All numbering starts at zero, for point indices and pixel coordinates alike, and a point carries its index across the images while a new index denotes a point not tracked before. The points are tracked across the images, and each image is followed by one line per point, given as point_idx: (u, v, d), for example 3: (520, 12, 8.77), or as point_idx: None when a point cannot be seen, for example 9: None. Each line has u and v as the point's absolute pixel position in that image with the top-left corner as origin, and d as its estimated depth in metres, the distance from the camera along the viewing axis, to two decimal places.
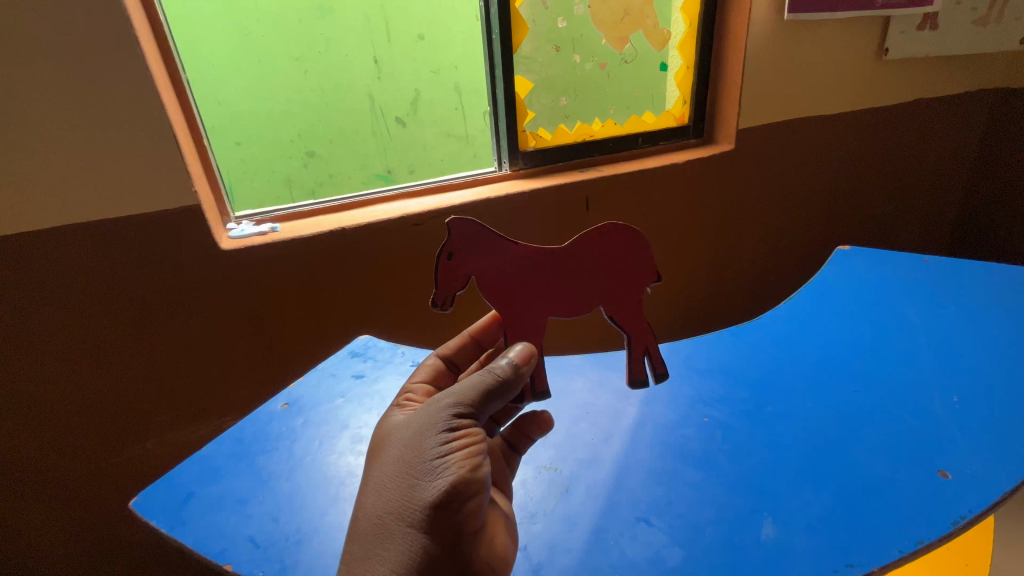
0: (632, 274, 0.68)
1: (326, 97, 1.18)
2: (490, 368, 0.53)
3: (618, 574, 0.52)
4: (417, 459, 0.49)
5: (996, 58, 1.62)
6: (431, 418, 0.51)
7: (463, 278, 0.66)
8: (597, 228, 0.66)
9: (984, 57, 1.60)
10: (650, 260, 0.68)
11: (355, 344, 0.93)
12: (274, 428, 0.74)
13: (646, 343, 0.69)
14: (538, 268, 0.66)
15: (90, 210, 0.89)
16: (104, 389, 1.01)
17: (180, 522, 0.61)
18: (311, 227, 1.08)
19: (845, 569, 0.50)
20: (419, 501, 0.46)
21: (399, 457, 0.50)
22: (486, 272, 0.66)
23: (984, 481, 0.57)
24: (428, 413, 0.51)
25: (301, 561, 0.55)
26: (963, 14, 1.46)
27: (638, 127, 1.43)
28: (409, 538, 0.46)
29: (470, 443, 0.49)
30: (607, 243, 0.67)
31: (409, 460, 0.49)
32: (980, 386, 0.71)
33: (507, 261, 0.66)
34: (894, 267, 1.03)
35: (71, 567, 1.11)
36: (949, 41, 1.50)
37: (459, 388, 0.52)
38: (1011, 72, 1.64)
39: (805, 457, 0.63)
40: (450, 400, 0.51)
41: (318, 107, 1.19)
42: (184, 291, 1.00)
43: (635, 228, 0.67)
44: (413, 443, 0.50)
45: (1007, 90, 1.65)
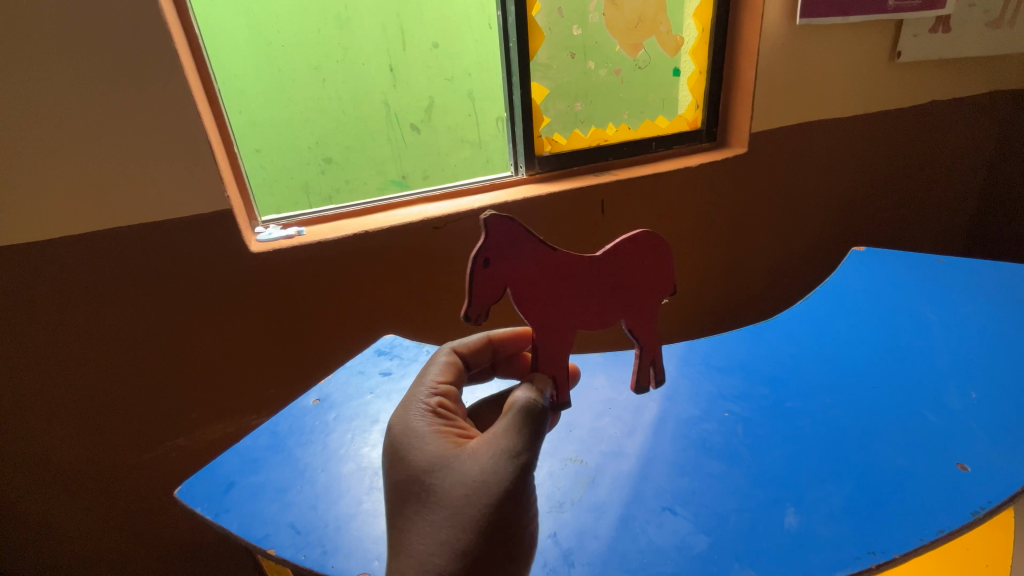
0: (651, 286, 0.68)
1: (347, 105, 1.23)
2: (534, 400, 0.54)
3: (646, 558, 0.54)
4: (498, 521, 0.47)
5: (1009, 58, 1.62)
6: (510, 476, 0.49)
7: (499, 291, 0.61)
8: (627, 237, 0.65)
9: (997, 58, 1.60)
10: (666, 274, 0.68)
11: (380, 343, 0.96)
12: (307, 422, 0.77)
13: (655, 354, 0.69)
14: (572, 276, 0.64)
15: (127, 214, 0.93)
16: (137, 388, 1.04)
17: (224, 509, 0.64)
18: (336, 231, 1.12)
19: (867, 556, 0.52)
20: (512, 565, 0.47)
21: (479, 520, 0.47)
22: (524, 283, 0.62)
23: (1003, 472, 0.59)
24: (509, 470, 0.49)
25: (341, 546, 0.58)
26: (976, 16, 1.47)
27: (650, 132, 1.46)
28: None
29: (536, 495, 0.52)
30: (634, 252, 0.66)
31: (495, 522, 0.47)
32: (997, 380, 0.73)
33: (544, 270, 0.63)
34: (911, 267, 1.04)
35: (104, 560, 1.15)
36: (963, 42, 1.51)
37: (531, 442, 0.51)
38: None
39: (826, 450, 0.65)
40: (523, 450, 0.51)
41: (339, 115, 1.23)
42: (214, 292, 1.03)
43: (658, 239, 0.66)
44: (488, 503, 0.48)
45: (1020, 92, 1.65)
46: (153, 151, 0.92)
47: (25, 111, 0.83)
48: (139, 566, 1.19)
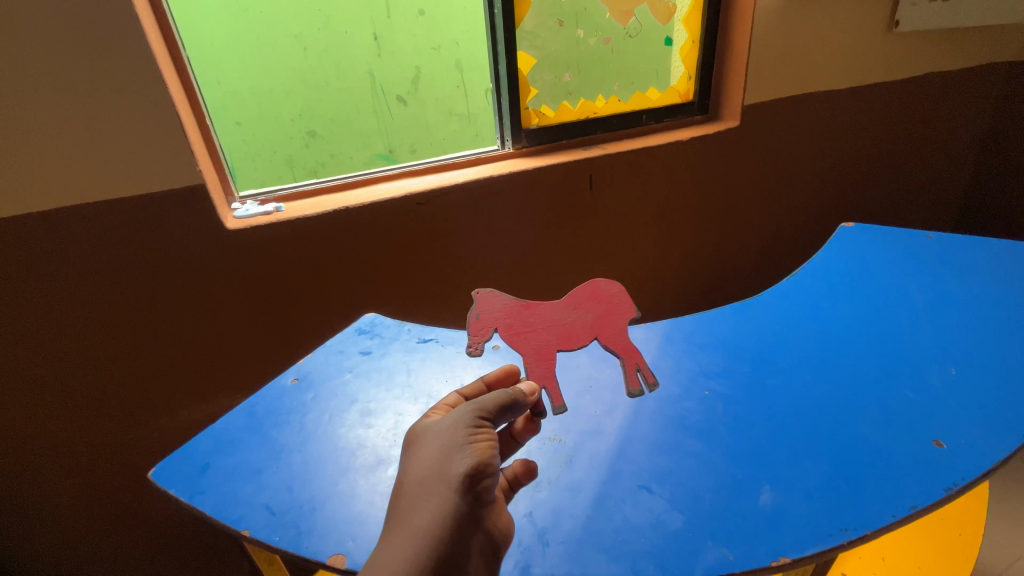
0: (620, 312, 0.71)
1: (328, 76, 1.18)
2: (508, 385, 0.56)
3: (621, 537, 0.53)
4: (446, 431, 0.49)
5: (1008, 28, 1.59)
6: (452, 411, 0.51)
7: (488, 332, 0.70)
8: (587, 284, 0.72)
9: (997, 28, 1.57)
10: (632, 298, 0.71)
11: (361, 322, 0.94)
12: (285, 402, 0.76)
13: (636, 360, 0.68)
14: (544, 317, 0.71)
15: (96, 191, 0.90)
16: (117, 368, 1.03)
17: (198, 491, 0.63)
18: (315, 207, 1.10)
19: (839, 533, 0.52)
20: (445, 479, 0.45)
21: (419, 442, 0.49)
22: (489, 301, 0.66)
23: (977, 451, 0.59)
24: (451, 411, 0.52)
25: (316, 527, 0.57)
26: None
27: (640, 104, 1.42)
28: (430, 512, 0.44)
29: (490, 437, 0.49)
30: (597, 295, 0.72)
31: (431, 441, 0.49)
32: (979, 360, 0.73)
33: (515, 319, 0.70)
34: (897, 243, 1.03)
35: (91, 537, 1.15)
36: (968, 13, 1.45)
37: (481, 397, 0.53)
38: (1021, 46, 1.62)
39: (803, 428, 0.64)
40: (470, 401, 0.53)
41: (319, 85, 1.18)
42: (190, 269, 1.01)
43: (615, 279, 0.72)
44: (431, 429, 0.50)
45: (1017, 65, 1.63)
46: (120, 123, 0.88)
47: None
48: (129, 547, 1.18)
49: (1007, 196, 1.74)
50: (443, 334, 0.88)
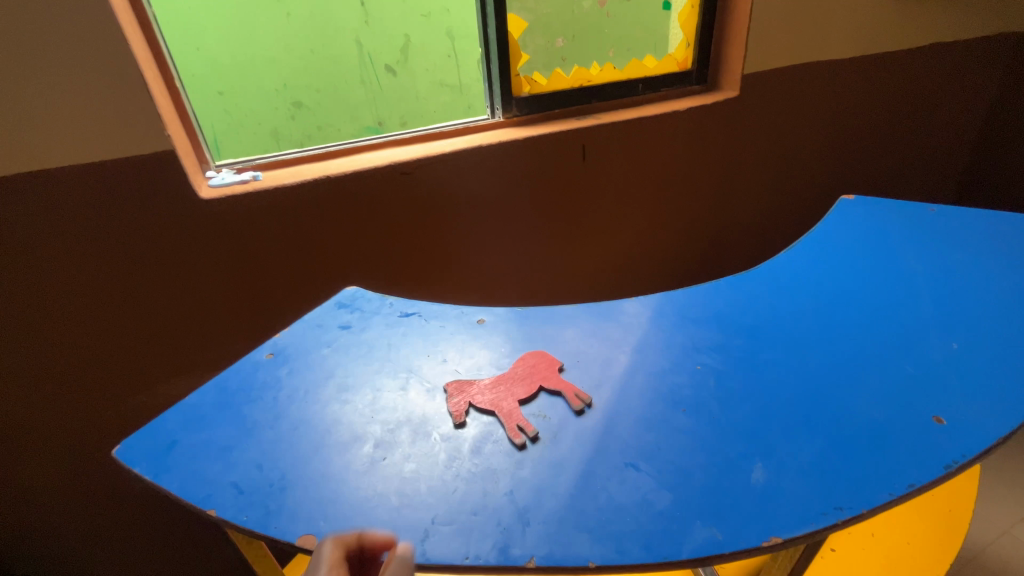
0: None
1: (314, 43, 1.12)
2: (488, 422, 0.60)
3: (607, 517, 0.51)
4: None
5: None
6: None
7: None
8: None
9: None
10: None
11: (341, 295, 0.90)
12: (258, 378, 0.72)
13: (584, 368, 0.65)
14: None
15: (54, 154, 0.84)
16: (90, 343, 0.98)
17: (164, 469, 0.60)
18: (294, 175, 1.05)
19: (833, 512, 0.50)
20: None
21: None
22: None
23: (976, 427, 0.57)
24: None
25: (285, 506, 0.54)
26: None
27: (637, 73, 1.36)
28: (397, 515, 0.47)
29: None
30: None
31: None
32: (981, 334, 0.70)
33: None
34: (899, 216, 0.99)
35: (68, 521, 1.10)
36: None
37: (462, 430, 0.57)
38: None
39: (798, 403, 0.62)
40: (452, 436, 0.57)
41: (305, 53, 1.13)
42: (162, 240, 0.96)
43: None
44: None
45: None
46: (78, 79, 0.81)
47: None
48: (108, 529, 1.14)
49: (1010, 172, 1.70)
50: (426, 308, 0.85)
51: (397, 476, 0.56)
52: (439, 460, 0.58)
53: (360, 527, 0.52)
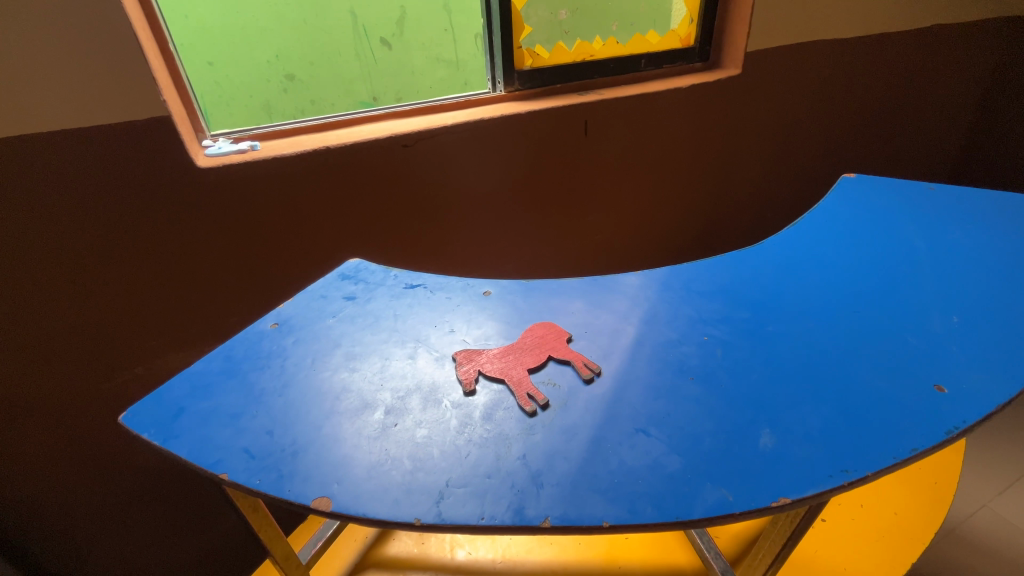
0: None
1: (306, 14, 1.11)
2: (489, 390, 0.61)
3: (619, 479, 0.52)
4: None
5: None
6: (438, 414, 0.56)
7: None
8: None
9: None
10: None
11: (344, 267, 0.89)
12: (264, 347, 0.72)
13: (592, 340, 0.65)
14: None
15: (45, 117, 0.80)
16: (83, 315, 0.96)
17: (172, 435, 0.60)
18: (293, 146, 1.03)
19: (839, 474, 0.51)
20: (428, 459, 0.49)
21: None
22: None
23: (977, 394, 0.59)
24: None
25: (298, 470, 0.55)
26: None
27: (640, 48, 1.35)
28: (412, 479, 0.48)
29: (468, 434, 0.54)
30: None
31: None
32: (980, 306, 0.71)
33: None
34: (900, 194, 1.00)
35: (66, 499, 1.08)
36: None
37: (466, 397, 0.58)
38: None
39: (804, 373, 0.63)
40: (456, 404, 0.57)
41: (298, 25, 1.11)
42: (159, 211, 0.94)
43: None
44: None
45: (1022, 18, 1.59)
46: (70, 38, 0.78)
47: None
48: (106, 506, 1.13)
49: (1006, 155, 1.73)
50: (431, 280, 0.84)
51: (409, 442, 0.57)
52: (451, 426, 0.58)
53: (374, 489, 0.52)
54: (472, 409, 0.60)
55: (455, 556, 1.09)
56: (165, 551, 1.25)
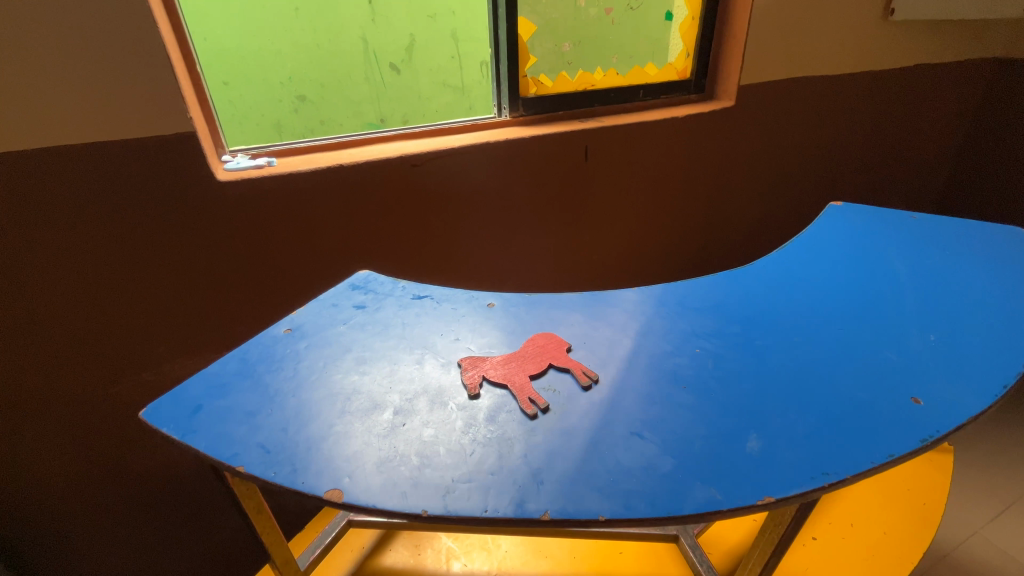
0: None
1: (321, 40, 1.24)
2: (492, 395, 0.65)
3: (615, 478, 0.55)
4: None
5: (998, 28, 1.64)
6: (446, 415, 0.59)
7: None
8: None
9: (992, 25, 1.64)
10: None
11: (355, 279, 0.93)
12: (278, 350, 0.75)
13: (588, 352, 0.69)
14: None
15: (79, 130, 0.86)
16: (96, 318, 0.99)
17: (190, 430, 0.62)
18: (308, 163, 1.08)
19: (821, 477, 0.55)
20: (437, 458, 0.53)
21: None
22: None
23: (952, 406, 0.62)
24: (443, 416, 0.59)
25: (311, 464, 0.58)
26: None
27: (638, 79, 1.43)
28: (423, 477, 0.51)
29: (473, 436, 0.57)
30: None
31: None
32: (956, 326, 0.76)
33: None
34: (885, 221, 1.05)
35: (68, 500, 1.09)
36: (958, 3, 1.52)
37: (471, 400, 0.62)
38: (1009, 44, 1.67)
39: (790, 384, 0.66)
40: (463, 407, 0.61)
41: (312, 50, 1.25)
42: (178, 221, 0.99)
43: None
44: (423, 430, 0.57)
45: (1003, 60, 1.69)
46: (110, 58, 0.84)
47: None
48: (103, 509, 1.14)
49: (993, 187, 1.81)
50: (438, 292, 0.88)
51: (417, 440, 0.60)
52: (457, 427, 0.61)
53: (383, 483, 0.55)
54: (477, 412, 0.63)
55: (451, 567, 1.10)
56: (158, 559, 1.25)
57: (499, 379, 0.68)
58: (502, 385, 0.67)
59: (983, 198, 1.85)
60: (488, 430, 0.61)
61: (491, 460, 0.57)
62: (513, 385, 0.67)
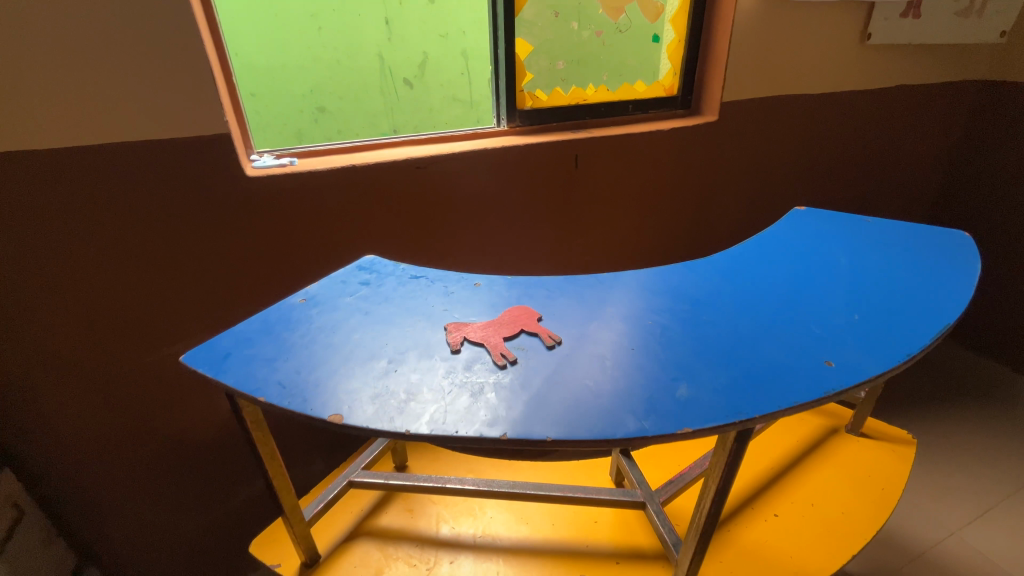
0: None
1: (341, 56, 1.43)
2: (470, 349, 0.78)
3: (562, 411, 0.67)
4: None
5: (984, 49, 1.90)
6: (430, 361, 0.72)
7: None
8: None
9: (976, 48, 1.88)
10: None
11: (362, 261, 1.06)
12: (294, 314, 0.89)
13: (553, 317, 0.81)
14: None
15: (131, 130, 1.01)
16: (138, 291, 1.14)
17: (221, 370, 0.76)
18: (324, 163, 1.23)
19: (733, 415, 0.66)
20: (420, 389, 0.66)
21: None
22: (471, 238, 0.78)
23: (857, 369, 0.74)
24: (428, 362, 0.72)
25: (318, 397, 0.71)
26: (948, 6, 1.70)
27: (628, 95, 1.56)
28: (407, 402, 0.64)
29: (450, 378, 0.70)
30: None
31: None
32: (879, 309, 0.87)
33: None
34: (840, 224, 1.17)
35: (107, 453, 1.25)
36: (937, 30, 1.73)
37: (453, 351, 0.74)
38: (995, 65, 1.93)
39: (723, 348, 0.78)
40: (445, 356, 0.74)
41: (333, 65, 1.43)
42: (210, 211, 1.13)
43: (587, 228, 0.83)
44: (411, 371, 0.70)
45: (992, 81, 1.95)
46: (163, 70, 1.00)
47: (33, 10, 0.88)
48: (135, 463, 1.28)
49: (983, 188, 2.09)
50: (433, 272, 1.02)
51: (405, 381, 0.73)
52: (439, 372, 0.74)
53: (376, 410, 0.68)
54: (459, 363, 0.76)
55: (440, 530, 1.22)
56: (177, 516, 1.39)
57: (476, 338, 0.81)
58: (479, 342, 0.80)
59: (980, 200, 2.10)
60: (465, 375, 0.74)
61: (465, 396, 0.70)
62: (488, 343, 0.80)
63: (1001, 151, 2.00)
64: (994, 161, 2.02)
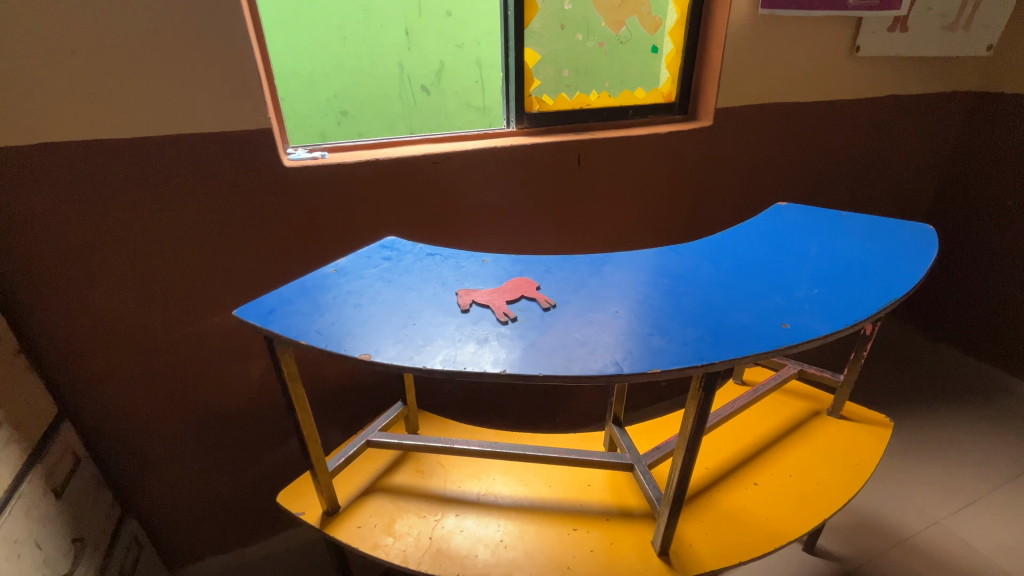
0: None
1: (366, 65, 1.62)
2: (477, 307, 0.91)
3: (553, 355, 0.80)
4: None
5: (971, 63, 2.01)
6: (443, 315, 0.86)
7: None
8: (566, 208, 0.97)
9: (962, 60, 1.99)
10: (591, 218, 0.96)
11: (384, 241, 1.20)
12: (327, 280, 1.04)
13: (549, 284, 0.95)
14: None
15: (189, 124, 1.17)
16: (187, 265, 1.29)
17: (268, 321, 0.91)
18: (350, 157, 1.38)
19: (697, 361, 0.79)
20: None
21: None
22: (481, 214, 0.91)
23: (808, 330, 0.86)
24: None
25: (349, 341, 0.85)
26: (933, 21, 1.81)
27: (629, 100, 1.70)
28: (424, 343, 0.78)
29: None
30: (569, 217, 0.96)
31: None
32: (838, 285, 0.98)
33: None
34: (816, 217, 1.28)
35: (154, 411, 1.40)
36: (923, 43, 1.84)
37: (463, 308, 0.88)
38: (983, 77, 2.04)
39: (695, 312, 0.91)
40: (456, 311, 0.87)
41: (359, 73, 1.63)
42: (251, 196, 1.28)
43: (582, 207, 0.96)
44: None
45: (981, 92, 2.06)
46: (218, 73, 1.16)
47: (115, 20, 1.04)
48: (177, 422, 1.43)
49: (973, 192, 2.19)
50: (448, 251, 1.16)
51: (422, 331, 0.87)
52: (450, 325, 0.88)
53: (398, 351, 0.82)
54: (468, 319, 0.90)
55: (448, 488, 1.34)
56: (211, 473, 1.54)
57: (481, 300, 0.94)
58: (484, 303, 0.94)
59: (971, 205, 2.21)
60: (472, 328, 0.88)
61: (472, 343, 0.84)
62: (491, 303, 0.93)
63: (995, 158, 2.09)
64: (986, 166, 2.12)
